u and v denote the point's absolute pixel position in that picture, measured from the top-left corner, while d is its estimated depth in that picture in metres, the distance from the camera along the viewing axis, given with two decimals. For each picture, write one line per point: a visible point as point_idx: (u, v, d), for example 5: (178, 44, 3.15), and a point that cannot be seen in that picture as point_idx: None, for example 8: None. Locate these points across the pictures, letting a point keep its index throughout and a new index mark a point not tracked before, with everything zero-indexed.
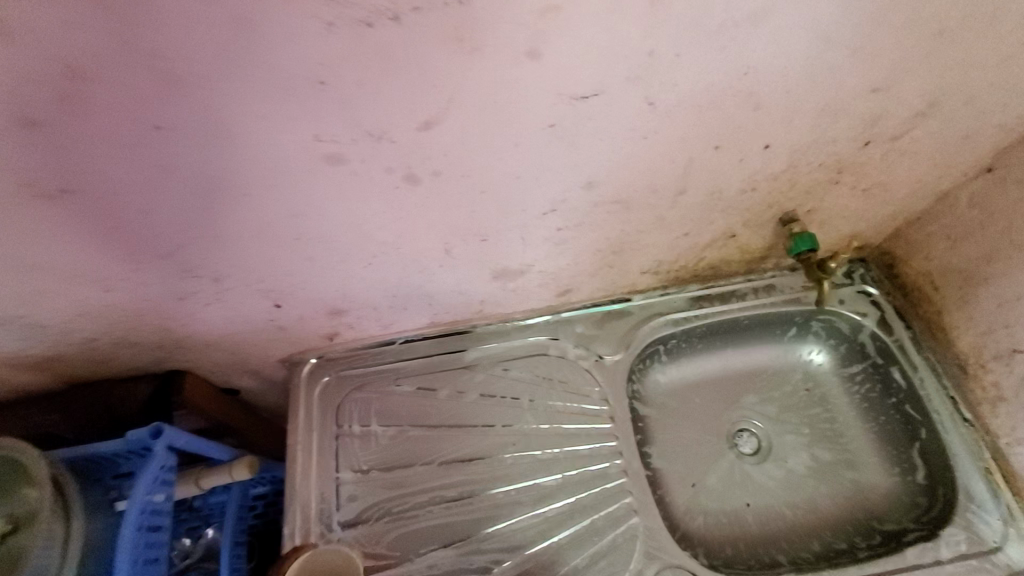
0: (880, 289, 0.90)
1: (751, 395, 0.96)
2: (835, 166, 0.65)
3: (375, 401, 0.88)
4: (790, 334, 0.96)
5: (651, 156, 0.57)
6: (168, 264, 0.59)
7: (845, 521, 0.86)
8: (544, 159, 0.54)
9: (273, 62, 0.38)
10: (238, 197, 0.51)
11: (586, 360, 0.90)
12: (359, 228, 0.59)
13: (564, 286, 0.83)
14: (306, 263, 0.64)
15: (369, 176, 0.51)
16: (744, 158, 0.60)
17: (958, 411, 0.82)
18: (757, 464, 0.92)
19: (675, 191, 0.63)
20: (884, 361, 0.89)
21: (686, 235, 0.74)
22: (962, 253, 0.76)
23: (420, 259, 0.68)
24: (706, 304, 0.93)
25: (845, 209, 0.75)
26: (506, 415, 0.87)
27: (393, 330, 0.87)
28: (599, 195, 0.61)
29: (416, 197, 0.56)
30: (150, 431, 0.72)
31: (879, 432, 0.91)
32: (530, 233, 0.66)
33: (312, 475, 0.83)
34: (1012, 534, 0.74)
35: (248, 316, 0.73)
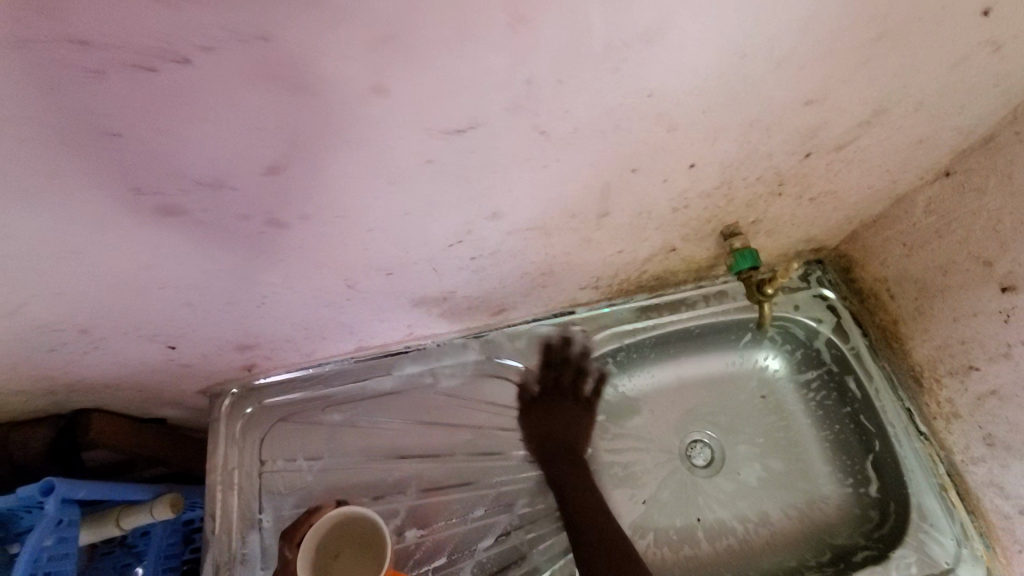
0: (837, 292, 0.85)
1: (703, 405, 0.92)
2: (775, 179, 0.58)
3: (301, 432, 0.82)
4: (745, 340, 0.91)
5: (560, 184, 0.50)
6: (18, 322, 0.52)
7: (797, 536, 0.83)
8: (432, 195, 0.47)
9: (40, 117, 0.31)
10: (69, 255, 0.44)
11: (527, 380, 0.84)
12: (233, 273, 0.52)
13: (497, 306, 0.76)
14: (186, 308, 0.57)
15: (222, 224, 0.44)
16: (669, 178, 0.53)
17: (913, 425, 0.78)
18: (709, 479, 0.88)
19: (598, 214, 0.57)
20: (840, 370, 0.85)
21: (621, 253, 0.68)
22: (918, 262, 0.71)
23: (322, 295, 0.61)
24: (655, 315, 0.87)
25: (793, 217, 0.69)
26: (441, 443, 0.82)
27: (316, 358, 0.81)
28: (509, 224, 0.54)
29: (291, 240, 0.48)
30: (41, 488, 0.66)
31: (833, 442, 0.87)
32: (441, 263, 0.60)
33: (231, 517, 0.77)
34: (965, 556, 0.72)
35: (140, 359, 0.66)
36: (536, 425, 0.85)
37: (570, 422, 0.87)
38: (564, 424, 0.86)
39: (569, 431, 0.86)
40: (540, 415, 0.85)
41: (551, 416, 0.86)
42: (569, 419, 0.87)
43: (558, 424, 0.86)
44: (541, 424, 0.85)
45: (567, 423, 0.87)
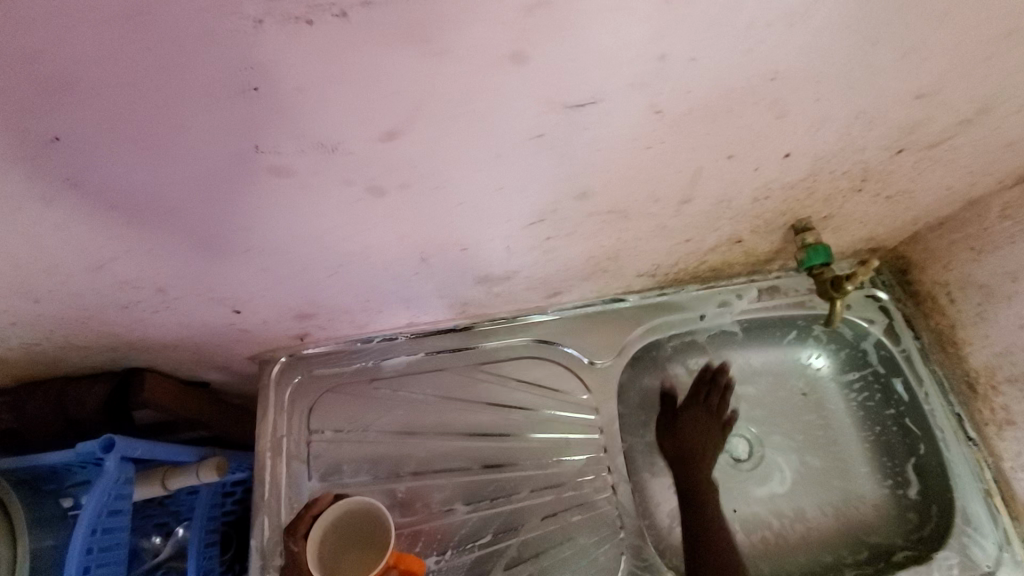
0: (890, 294, 0.84)
1: (744, 399, 0.92)
2: (860, 174, 0.58)
3: (349, 403, 0.82)
4: (791, 337, 0.91)
5: (655, 167, 0.49)
6: (102, 276, 0.52)
7: (834, 533, 0.83)
8: (531, 170, 0.46)
9: (190, 68, 0.31)
10: (172, 210, 0.44)
11: (575, 363, 0.84)
12: (318, 240, 0.51)
13: (554, 288, 0.76)
14: (263, 272, 0.57)
15: (323, 188, 0.43)
16: (760, 166, 0.52)
17: (962, 430, 0.78)
18: (749, 473, 0.87)
19: (680, 200, 0.56)
20: (887, 372, 0.85)
21: (687, 241, 0.67)
22: (987, 267, 0.71)
23: (393, 268, 0.61)
24: (704, 306, 0.87)
25: (863, 215, 0.68)
26: (487, 424, 0.81)
27: (367, 331, 0.81)
28: (594, 205, 0.54)
29: (382, 210, 0.48)
30: (102, 444, 0.67)
31: (874, 443, 0.87)
32: (516, 242, 0.59)
33: (281, 484, 0.78)
34: (1006, 559, 0.72)
35: (203, 322, 0.66)
36: (685, 433, 0.85)
37: (697, 428, 0.85)
38: (694, 427, 0.85)
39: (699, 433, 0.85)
40: (674, 446, 0.85)
41: (698, 438, 0.84)
42: (691, 427, 0.85)
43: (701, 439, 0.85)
44: (692, 429, 0.85)
45: (700, 433, 0.85)
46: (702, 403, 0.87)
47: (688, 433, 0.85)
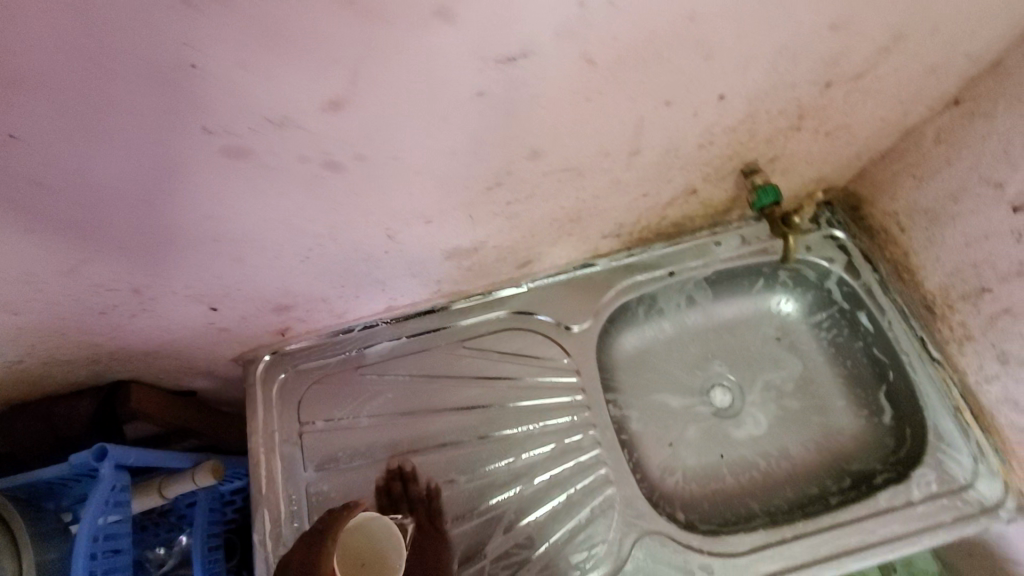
0: (847, 232, 0.88)
1: (720, 349, 0.96)
2: (796, 111, 0.61)
3: (337, 393, 0.84)
4: (759, 285, 0.94)
5: (597, 119, 0.51)
6: (76, 281, 0.53)
7: (817, 466, 0.87)
8: (479, 131, 0.48)
9: (133, 49, 0.33)
10: (137, 204, 0.45)
11: (553, 330, 0.86)
12: (285, 223, 0.53)
13: (524, 257, 0.79)
14: (236, 264, 0.58)
15: (282, 167, 0.45)
16: (699, 111, 0.55)
17: (925, 351, 0.81)
18: (732, 419, 0.91)
19: (629, 152, 0.59)
20: (852, 307, 0.88)
21: (645, 196, 0.70)
22: (929, 192, 0.73)
23: (362, 249, 0.62)
24: (672, 262, 0.89)
25: (808, 154, 0.71)
26: (474, 398, 0.83)
27: (347, 319, 0.83)
28: (546, 165, 0.56)
29: (342, 185, 0.50)
30: (94, 453, 0.68)
31: (848, 376, 0.90)
32: (478, 210, 0.61)
33: (277, 478, 0.79)
34: (982, 470, 0.74)
35: (183, 324, 0.68)
36: (444, 561, 0.73)
37: (444, 552, 0.74)
38: (444, 553, 0.74)
39: (446, 563, 0.73)
40: (421, 530, 0.75)
41: (432, 544, 0.74)
42: (428, 525, 0.76)
43: (443, 549, 0.74)
44: (433, 558, 0.72)
45: (434, 549, 0.73)
46: (427, 506, 0.77)
47: (432, 559, 0.72)
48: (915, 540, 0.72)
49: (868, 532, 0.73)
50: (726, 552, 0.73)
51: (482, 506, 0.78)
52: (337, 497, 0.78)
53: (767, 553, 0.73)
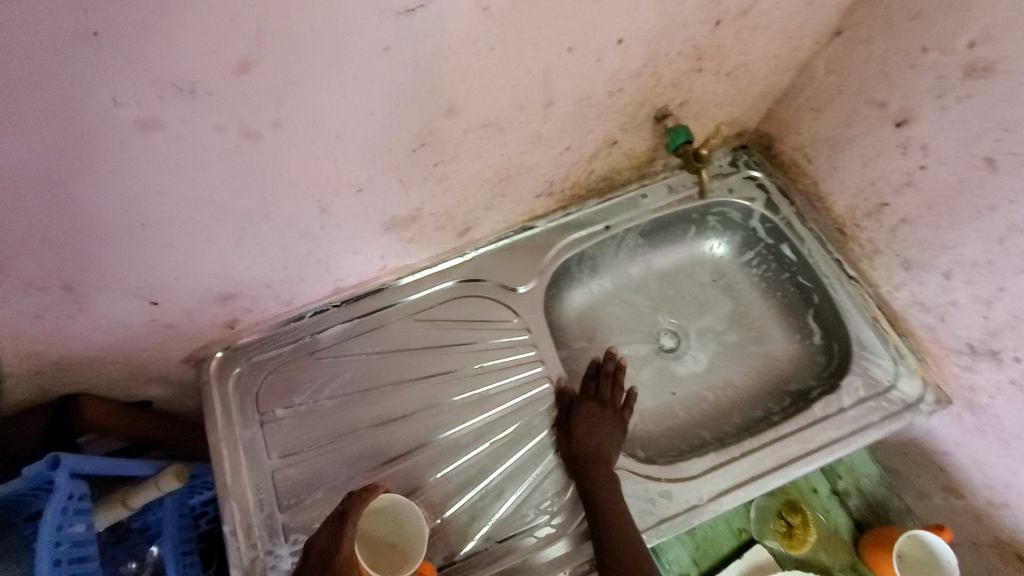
0: (763, 172, 0.95)
1: (663, 296, 1.02)
2: (694, 52, 0.65)
3: (294, 380, 0.84)
4: (692, 232, 1.00)
5: (505, 70, 0.54)
6: (4, 281, 0.53)
7: (760, 391, 0.93)
8: (392, 90, 0.50)
9: (26, 16, 0.34)
10: (55, 188, 0.45)
11: (501, 293, 0.89)
12: (213, 200, 0.54)
13: (462, 224, 0.81)
14: (168, 250, 0.58)
15: (199, 138, 0.46)
16: (602, 57, 0.58)
17: (843, 271, 0.88)
18: (679, 358, 0.97)
19: (544, 104, 0.62)
20: (775, 241, 0.94)
21: (569, 150, 0.74)
22: (826, 122, 0.79)
23: (296, 225, 0.63)
24: (607, 216, 0.93)
25: (715, 96, 0.76)
26: (432, 367, 0.85)
27: (297, 305, 0.83)
28: (465, 121, 0.58)
29: (263, 155, 0.51)
30: (47, 462, 0.67)
31: (780, 306, 0.97)
32: (407, 174, 0.63)
33: (242, 470, 0.78)
34: (902, 371, 0.81)
35: (124, 323, 0.67)
36: (581, 438, 0.78)
37: (586, 436, 0.78)
38: (592, 440, 0.78)
39: (596, 445, 0.77)
40: (590, 415, 0.80)
41: (588, 427, 0.79)
42: (587, 411, 0.81)
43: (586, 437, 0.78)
44: (591, 438, 0.78)
45: (589, 428, 0.79)
46: (593, 395, 0.84)
47: (585, 439, 0.78)
48: (849, 442, 0.78)
49: (808, 441, 0.79)
50: (681, 477, 0.77)
51: (448, 470, 0.79)
52: (304, 480, 0.78)
53: (718, 473, 0.77)
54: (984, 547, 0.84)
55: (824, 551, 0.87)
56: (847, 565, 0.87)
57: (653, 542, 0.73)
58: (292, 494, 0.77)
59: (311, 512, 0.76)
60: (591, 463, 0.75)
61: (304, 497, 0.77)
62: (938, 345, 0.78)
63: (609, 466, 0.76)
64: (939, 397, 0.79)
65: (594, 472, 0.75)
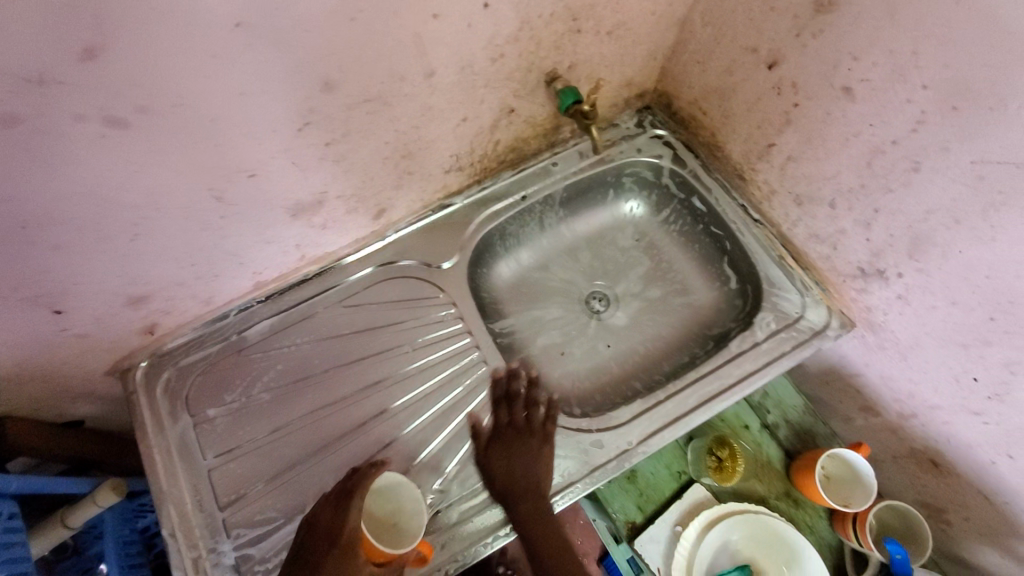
0: (667, 129, 0.98)
1: (588, 259, 1.05)
2: (567, 12, 0.68)
3: (224, 378, 0.84)
4: (610, 195, 1.04)
5: (374, 41, 0.56)
6: None
7: (686, 339, 0.97)
8: (259, 66, 0.51)
9: None
10: None
11: (424, 272, 0.90)
12: (94, 196, 0.54)
13: (375, 207, 0.82)
14: (59, 253, 0.58)
15: (62, 129, 0.47)
16: (472, 21, 0.61)
17: (748, 216, 0.92)
18: (608, 317, 1.01)
19: (425, 74, 0.63)
20: (686, 195, 0.98)
21: (466, 121, 0.75)
22: (711, 72, 0.83)
23: (193, 216, 0.63)
24: (523, 186, 0.96)
25: (602, 57, 0.79)
26: (363, 350, 0.86)
27: (218, 303, 0.83)
28: (346, 96, 0.60)
29: (136, 142, 0.51)
30: None
31: (699, 256, 1.01)
32: (300, 155, 0.64)
33: (177, 473, 0.78)
34: (809, 302, 0.86)
35: (30, 334, 0.66)
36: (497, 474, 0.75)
37: (519, 458, 0.76)
38: (509, 466, 0.75)
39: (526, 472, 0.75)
40: (496, 445, 0.78)
41: (514, 451, 0.77)
42: (498, 444, 0.78)
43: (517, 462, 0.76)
44: (504, 467, 0.75)
45: (503, 460, 0.76)
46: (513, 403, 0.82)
47: (516, 465, 0.75)
48: (764, 373, 0.83)
49: (727, 376, 0.83)
50: (609, 426, 0.81)
51: (384, 447, 0.80)
52: (242, 475, 0.78)
53: (645, 417, 0.81)
54: (902, 458, 0.89)
55: (759, 482, 0.92)
56: (782, 492, 0.92)
57: (586, 489, 0.77)
58: (231, 490, 0.77)
59: (252, 505, 0.76)
60: (528, 488, 0.74)
61: (244, 491, 0.77)
62: (836, 272, 0.83)
63: (542, 497, 0.74)
64: (843, 322, 0.85)
65: (516, 507, 0.73)
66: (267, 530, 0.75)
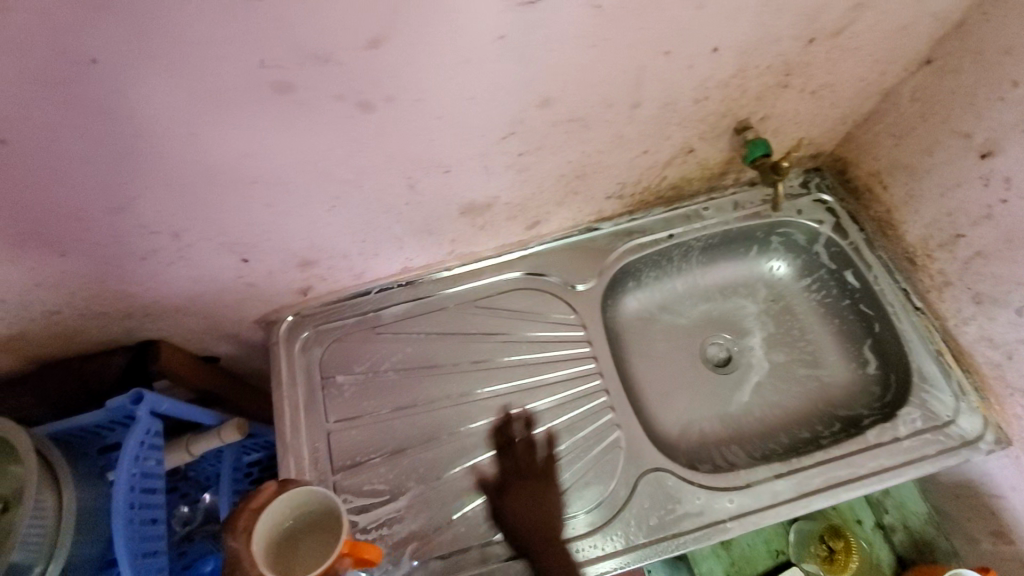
0: (834, 195, 0.94)
1: (718, 309, 1.02)
2: (783, 67, 0.67)
3: (356, 350, 0.88)
4: (753, 251, 1.01)
5: (601, 67, 0.57)
6: (123, 220, 0.57)
7: (809, 414, 0.93)
8: (497, 74, 0.54)
9: None
10: (186, 138, 0.50)
11: (559, 289, 0.91)
12: (317, 165, 0.58)
13: (532, 218, 0.84)
14: (267, 210, 0.63)
15: (319, 105, 0.51)
16: (695, 63, 0.61)
17: (910, 301, 0.87)
18: (730, 373, 0.97)
19: (631, 104, 0.64)
20: (839, 267, 0.94)
21: (646, 153, 0.75)
22: (906, 149, 0.81)
23: (383, 197, 0.67)
24: (672, 225, 0.95)
25: (796, 114, 0.78)
26: (488, 353, 0.87)
27: (366, 279, 0.87)
28: (555, 114, 0.61)
29: (371, 126, 0.55)
30: (132, 397, 0.70)
31: (839, 332, 0.95)
32: (492, 160, 0.66)
33: (301, 427, 0.82)
34: (963, 408, 0.80)
35: (214, 275, 0.72)
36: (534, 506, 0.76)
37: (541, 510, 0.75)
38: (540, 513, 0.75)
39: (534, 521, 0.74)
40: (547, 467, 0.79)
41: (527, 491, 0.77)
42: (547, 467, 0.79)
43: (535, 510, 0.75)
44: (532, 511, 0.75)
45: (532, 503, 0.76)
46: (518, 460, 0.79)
47: (526, 518, 0.75)
48: (901, 472, 0.77)
49: (858, 465, 0.78)
50: (723, 488, 0.78)
51: (493, 450, 0.81)
52: (360, 444, 0.81)
53: (759, 489, 0.77)
54: None
55: None
56: None
57: (692, 545, 0.74)
58: (347, 456, 0.80)
59: (364, 475, 0.79)
60: (546, 533, 0.74)
61: (359, 460, 0.80)
62: (1004, 382, 0.77)
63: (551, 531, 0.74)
64: (999, 438, 0.78)
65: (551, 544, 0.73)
66: (372, 503, 0.77)
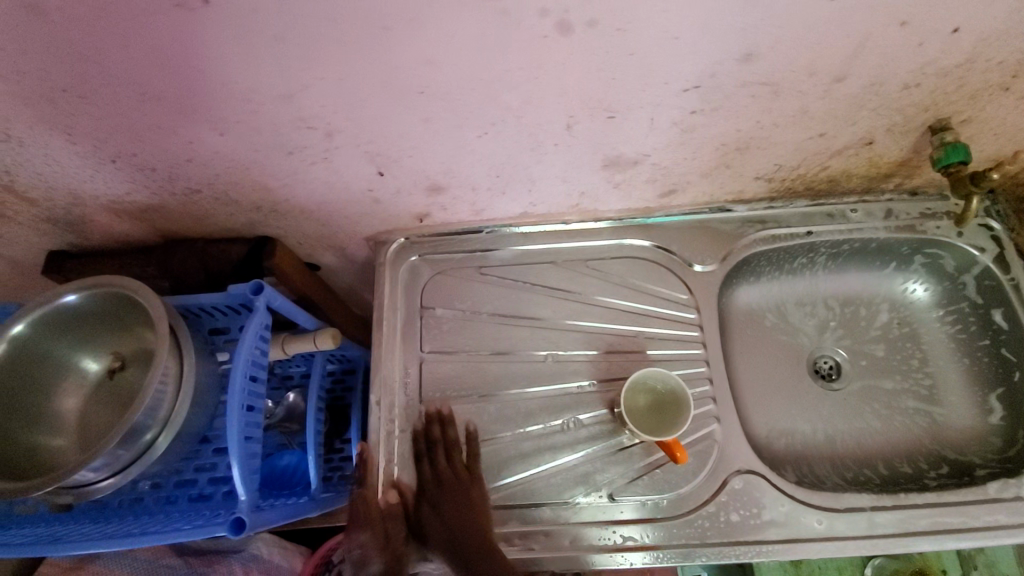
0: (1003, 224, 0.85)
1: (836, 321, 0.94)
2: (1016, 65, 0.59)
3: (459, 286, 0.86)
4: (892, 266, 0.92)
5: (822, 30, 0.51)
6: (287, 108, 0.56)
7: (915, 450, 0.85)
8: (710, 15, 0.48)
9: None
10: (377, 31, 0.48)
11: (677, 266, 0.86)
12: (488, 86, 0.55)
13: (670, 185, 0.79)
14: (422, 125, 0.61)
15: (519, 18, 0.47)
16: (924, 41, 0.54)
17: None
18: (837, 389, 0.90)
19: (833, 77, 0.57)
20: (988, 303, 0.85)
21: (821, 137, 0.68)
22: None
23: (537, 133, 0.64)
24: (813, 220, 0.87)
25: (1002, 122, 0.69)
26: (591, 316, 0.84)
27: (483, 217, 0.85)
28: (751, 73, 0.56)
29: (557, 52, 0.51)
30: (253, 287, 0.71)
31: (968, 372, 0.87)
32: (661, 114, 0.61)
33: (396, 350, 0.83)
34: None
35: (348, 184, 0.71)
36: None
37: None
38: None
39: (479, 536, 0.68)
40: None
41: None
42: None
43: (466, 523, 0.69)
44: None
45: None
46: None
47: None
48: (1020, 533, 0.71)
49: (972, 517, 0.72)
50: (817, 506, 0.73)
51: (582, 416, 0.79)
52: (451, 379, 0.81)
53: (857, 516, 0.73)
54: None
55: None
56: None
57: (774, 555, 0.71)
58: (437, 387, 0.81)
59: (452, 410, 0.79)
60: None
61: (448, 394, 0.80)
62: None
63: None
64: None
65: None
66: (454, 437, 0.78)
